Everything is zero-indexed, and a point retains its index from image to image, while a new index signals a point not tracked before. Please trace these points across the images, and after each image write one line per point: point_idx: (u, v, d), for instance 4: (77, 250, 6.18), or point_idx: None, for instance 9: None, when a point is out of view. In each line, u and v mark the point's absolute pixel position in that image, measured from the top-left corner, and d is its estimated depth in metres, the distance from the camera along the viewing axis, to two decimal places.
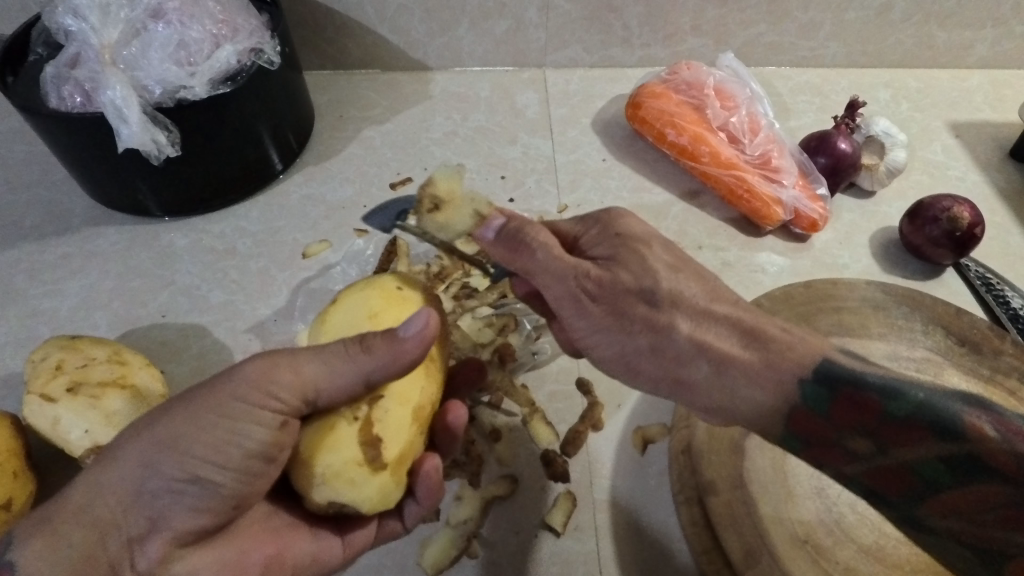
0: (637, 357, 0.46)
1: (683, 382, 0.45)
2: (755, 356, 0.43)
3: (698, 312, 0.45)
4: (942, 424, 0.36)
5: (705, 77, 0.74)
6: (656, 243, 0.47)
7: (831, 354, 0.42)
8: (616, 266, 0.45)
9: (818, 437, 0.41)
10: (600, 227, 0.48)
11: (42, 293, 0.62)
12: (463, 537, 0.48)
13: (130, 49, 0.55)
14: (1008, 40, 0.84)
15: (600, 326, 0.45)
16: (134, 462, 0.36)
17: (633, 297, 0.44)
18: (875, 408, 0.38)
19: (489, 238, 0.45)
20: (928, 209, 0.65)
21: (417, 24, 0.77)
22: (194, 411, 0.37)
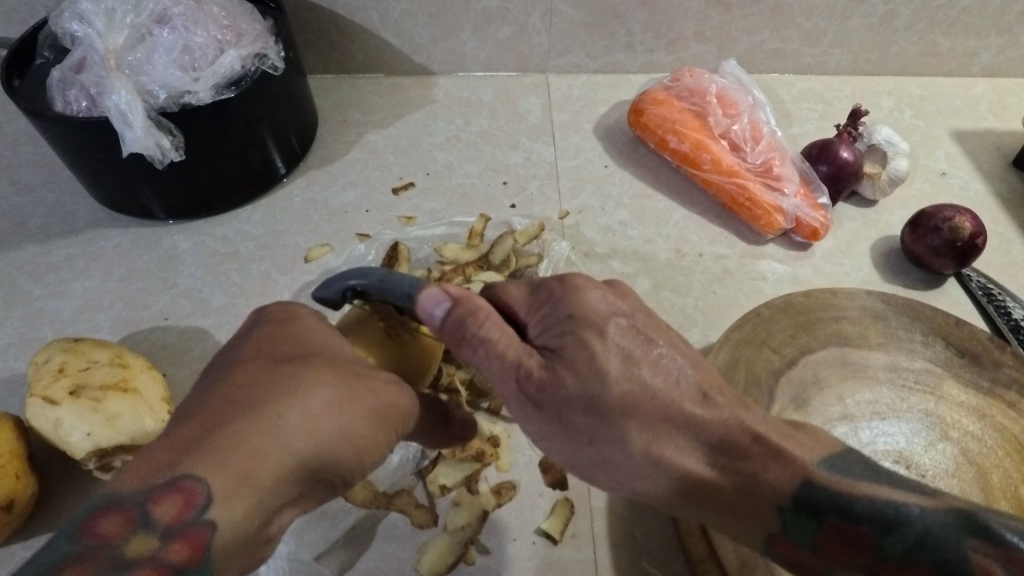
0: (589, 466, 0.39)
1: (641, 493, 0.39)
2: (729, 480, 0.37)
3: (655, 420, 0.37)
4: (944, 562, 0.33)
5: (707, 84, 0.74)
6: (613, 325, 0.38)
7: (809, 470, 0.37)
8: (561, 366, 0.37)
9: (804, 564, 0.37)
10: (552, 303, 0.39)
11: (46, 294, 0.63)
12: (460, 543, 0.48)
13: (135, 54, 0.55)
14: (1013, 48, 0.84)
15: (545, 434, 0.38)
16: (325, 444, 0.37)
17: (577, 405, 0.37)
18: (870, 545, 0.35)
19: (435, 318, 0.38)
20: (930, 218, 0.65)
21: (420, 29, 0.77)
22: (379, 414, 0.39)
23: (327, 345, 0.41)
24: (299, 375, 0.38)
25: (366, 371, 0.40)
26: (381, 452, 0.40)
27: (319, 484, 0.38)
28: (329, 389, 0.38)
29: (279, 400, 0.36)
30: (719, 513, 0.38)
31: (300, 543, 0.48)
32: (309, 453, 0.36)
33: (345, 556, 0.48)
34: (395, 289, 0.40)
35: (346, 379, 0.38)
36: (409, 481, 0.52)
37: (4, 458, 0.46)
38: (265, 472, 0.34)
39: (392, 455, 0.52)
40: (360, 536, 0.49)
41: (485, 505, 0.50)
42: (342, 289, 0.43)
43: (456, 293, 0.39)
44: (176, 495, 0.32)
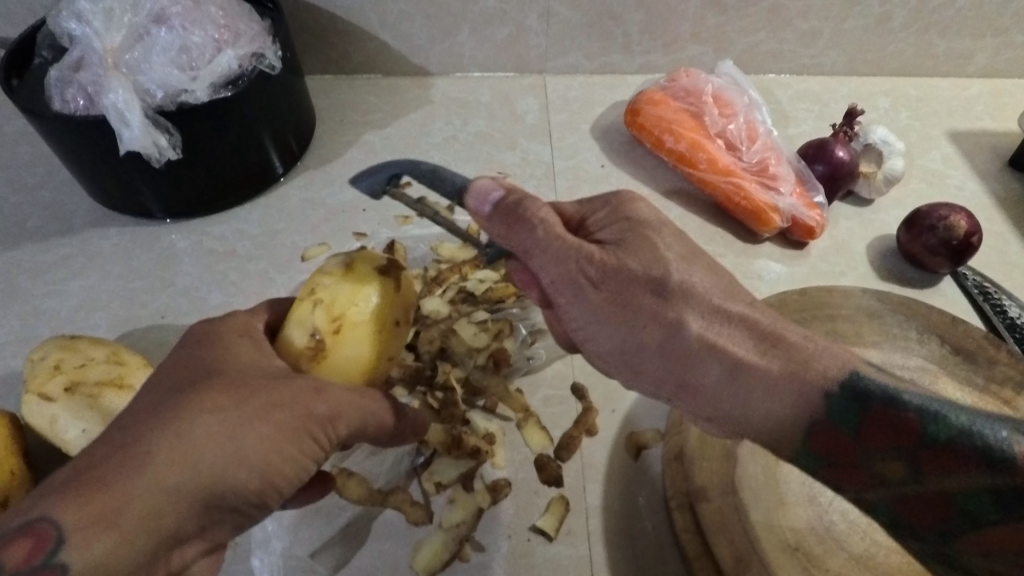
0: (640, 354, 0.42)
1: (691, 387, 0.42)
2: (776, 364, 0.40)
3: (710, 308, 0.42)
4: (988, 453, 0.33)
5: (704, 84, 0.74)
6: (666, 229, 0.45)
7: (860, 367, 0.39)
8: (626, 253, 0.43)
9: (842, 459, 0.39)
10: (609, 210, 0.46)
11: (43, 293, 0.63)
12: (455, 540, 0.48)
13: (133, 54, 0.56)
14: (1009, 49, 0.84)
15: (602, 315, 0.42)
16: (212, 472, 0.35)
17: (641, 286, 0.42)
18: (913, 429, 0.35)
19: (483, 212, 0.42)
20: (926, 217, 0.65)
21: (418, 30, 0.77)
22: (276, 437, 0.36)
23: (230, 362, 0.38)
24: (184, 403, 0.35)
25: (267, 390, 0.37)
26: (292, 474, 0.38)
27: (221, 512, 0.36)
28: (214, 414, 0.35)
29: (153, 435, 0.34)
30: (775, 380, 0.40)
31: (295, 539, 0.49)
32: (195, 484, 0.34)
33: (340, 553, 0.48)
34: (445, 184, 0.43)
35: (241, 402, 0.36)
36: (405, 479, 0.52)
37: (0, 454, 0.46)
38: (132, 513, 0.33)
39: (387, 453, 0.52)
40: (355, 533, 0.49)
41: (481, 502, 0.49)
42: (390, 175, 0.44)
43: (507, 184, 0.43)
44: (30, 537, 0.31)
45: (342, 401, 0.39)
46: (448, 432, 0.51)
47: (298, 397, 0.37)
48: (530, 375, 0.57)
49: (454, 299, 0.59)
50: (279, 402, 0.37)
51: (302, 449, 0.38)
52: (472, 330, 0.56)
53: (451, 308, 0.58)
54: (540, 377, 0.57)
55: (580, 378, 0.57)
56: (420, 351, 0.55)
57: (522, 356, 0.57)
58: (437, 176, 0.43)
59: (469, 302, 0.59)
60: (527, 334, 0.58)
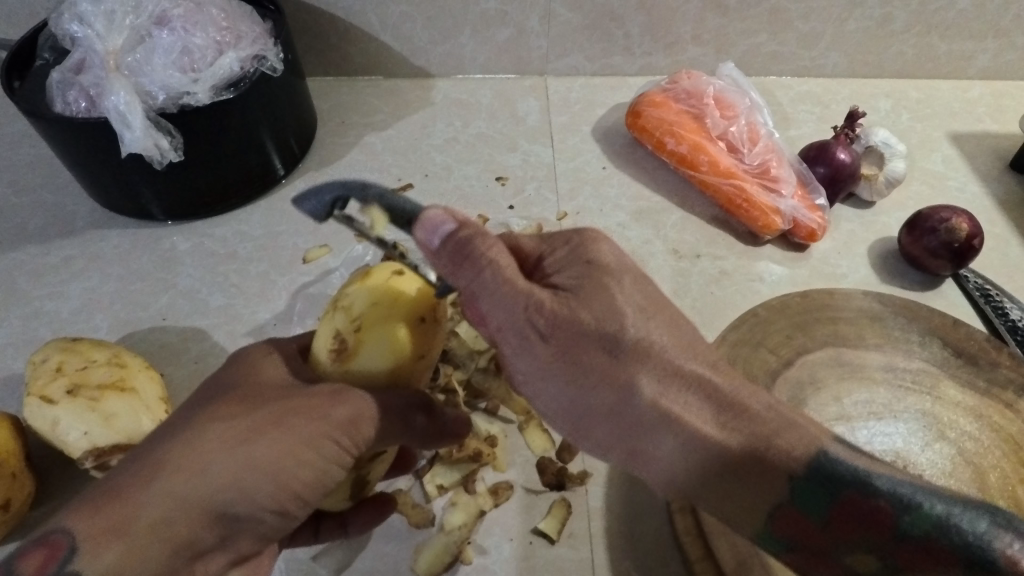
0: (591, 418, 0.40)
1: (640, 454, 0.41)
2: (739, 440, 0.39)
3: (665, 373, 0.40)
4: (969, 555, 0.34)
5: (705, 86, 0.74)
6: (628, 277, 0.42)
7: (827, 445, 0.39)
8: (579, 302, 0.39)
9: (807, 545, 0.40)
10: (569, 250, 0.42)
11: (45, 295, 0.63)
12: (457, 542, 0.48)
13: (134, 56, 0.56)
14: (1010, 51, 0.84)
15: (547, 368, 0.39)
16: (221, 480, 0.36)
17: (594, 345, 0.39)
18: (887, 522, 0.36)
19: (432, 245, 0.39)
20: (926, 220, 0.66)
21: (419, 31, 0.77)
22: (288, 442, 0.38)
23: (252, 379, 0.40)
24: (203, 417, 0.38)
25: (281, 402, 0.39)
26: (310, 478, 0.38)
27: (234, 519, 0.37)
28: (226, 425, 0.37)
29: (170, 447, 0.37)
30: (735, 480, 0.39)
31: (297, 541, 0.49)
32: (202, 493, 0.36)
33: (342, 554, 0.48)
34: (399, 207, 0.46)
35: (252, 413, 0.38)
36: (406, 480, 0.52)
37: (2, 456, 0.46)
38: (139, 523, 0.35)
39: None
40: (356, 535, 0.49)
41: (483, 505, 0.50)
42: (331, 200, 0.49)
43: (463, 218, 0.39)
44: (43, 548, 0.34)
45: (362, 404, 0.39)
46: None
47: (310, 403, 0.39)
48: None
49: None
50: (290, 411, 0.38)
51: (322, 454, 0.38)
52: (471, 333, 0.56)
53: None
54: None
55: None
56: None
57: None
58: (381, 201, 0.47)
59: None
60: None
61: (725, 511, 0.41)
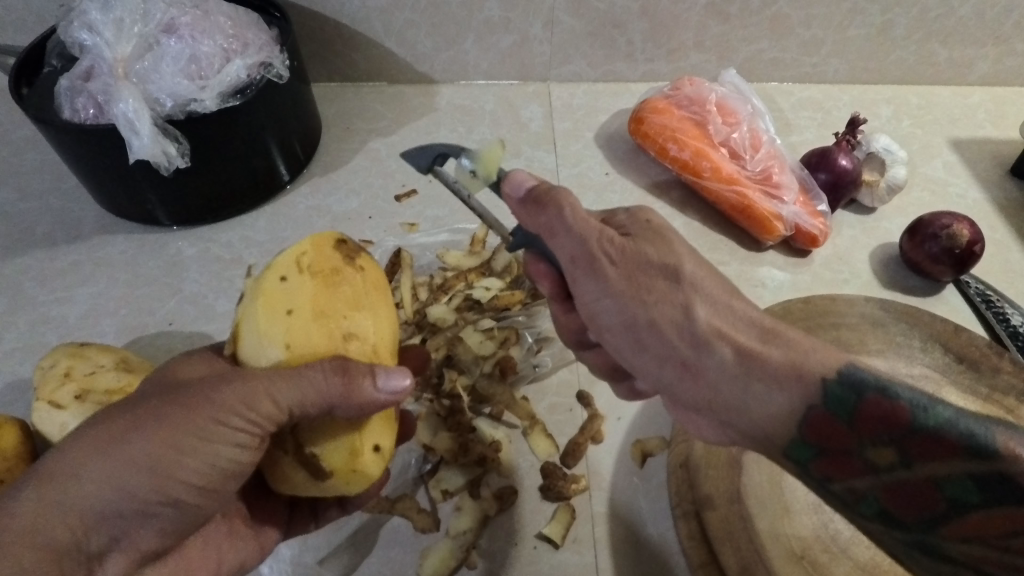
0: (642, 331, 0.42)
1: (692, 369, 0.41)
2: (777, 352, 0.39)
3: (718, 302, 0.41)
4: (974, 441, 0.32)
5: (707, 92, 0.75)
6: (679, 239, 0.45)
7: (855, 360, 0.37)
8: (644, 242, 0.43)
9: (834, 447, 0.36)
10: (629, 217, 0.46)
11: (51, 300, 0.63)
12: (462, 547, 0.48)
13: (143, 63, 0.56)
14: (1010, 58, 0.85)
15: (613, 291, 0.42)
16: (93, 483, 0.35)
17: (654, 271, 0.42)
18: (904, 420, 0.33)
19: (517, 195, 0.43)
20: (928, 226, 0.66)
21: (423, 38, 0.78)
22: (169, 434, 0.36)
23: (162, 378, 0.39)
24: (85, 422, 0.37)
25: (172, 394, 0.37)
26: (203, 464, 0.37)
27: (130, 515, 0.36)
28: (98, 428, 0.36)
29: (53, 456, 0.36)
30: (761, 386, 0.38)
31: (303, 547, 0.49)
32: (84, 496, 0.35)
33: (348, 559, 0.48)
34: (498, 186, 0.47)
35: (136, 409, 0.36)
36: (413, 486, 0.52)
37: (10, 462, 0.46)
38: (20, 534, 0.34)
39: (394, 461, 0.53)
40: (362, 541, 0.49)
41: (487, 510, 0.50)
42: (436, 154, 0.47)
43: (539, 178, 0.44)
44: None
45: (247, 381, 0.36)
46: (456, 440, 0.52)
47: (195, 392, 0.37)
48: (535, 383, 0.57)
49: (460, 307, 0.59)
50: (173, 400, 0.36)
51: (218, 440, 0.36)
52: (478, 340, 0.56)
53: (458, 316, 0.58)
54: (546, 385, 0.58)
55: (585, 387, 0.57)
56: (426, 359, 0.56)
57: (528, 364, 0.58)
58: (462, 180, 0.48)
59: (475, 309, 0.58)
60: (533, 342, 0.59)
61: (758, 435, 0.39)
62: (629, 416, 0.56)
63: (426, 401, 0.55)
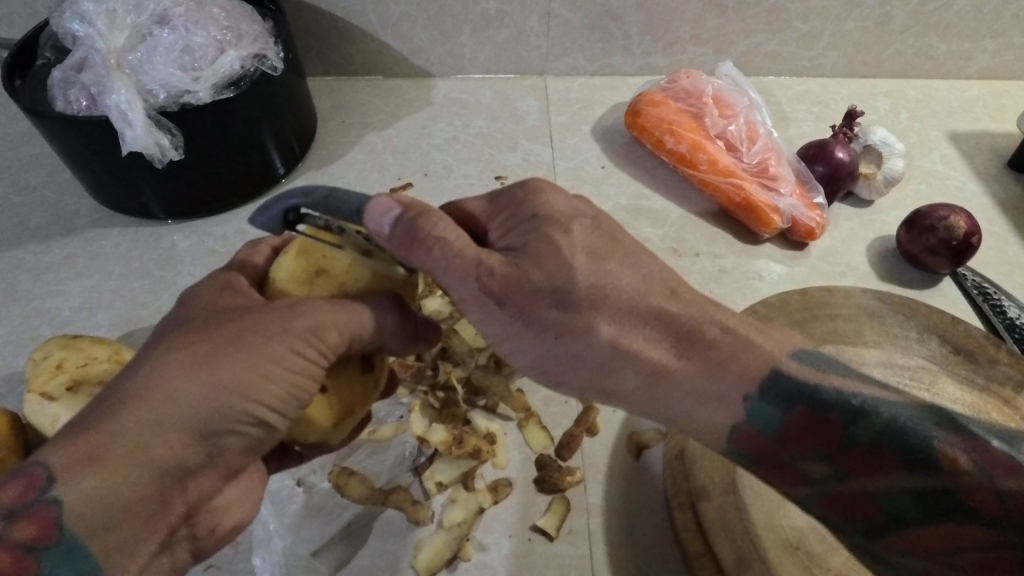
0: (560, 366, 0.39)
1: (609, 392, 0.40)
2: (694, 366, 0.39)
3: (625, 312, 0.38)
4: (912, 456, 0.35)
5: (704, 85, 0.75)
6: (577, 224, 0.39)
7: (782, 363, 0.39)
8: (527, 262, 0.38)
9: (766, 456, 0.39)
10: (518, 205, 0.40)
11: (45, 293, 0.63)
12: (457, 539, 0.48)
13: (136, 54, 0.56)
14: (1008, 51, 0.85)
15: (511, 332, 0.38)
16: (185, 404, 0.35)
17: (544, 300, 0.37)
18: (837, 434, 0.37)
19: (381, 233, 0.36)
20: (925, 218, 0.66)
21: (419, 31, 0.78)
22: (253, 358, 0.37)
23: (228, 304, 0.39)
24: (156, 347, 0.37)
25: (248, 323, 0.37)
26: (279, 391, 0.37)
27: (226, 435, 0.37)
28: (178, 353, 0.36)
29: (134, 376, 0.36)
30: (691, 399, 0.39)
31: (296, 538, 0.49)
32: (179, 418, 0.35)
33: (342, 551, 0.48)
34: (342, 206, 0.37)
35: (223, 339, 0.36)
36: (406, 479, 0.52)
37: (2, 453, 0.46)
38: (122, 453, 0.34)
39: (388, 452, 0.53)
40: (356, 532, 0.49)
41: (482, 502, 0.49)
42: (282, 209, 0.38)
43: (406, 200, 0.37)
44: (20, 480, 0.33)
45: (319, 312, 0.38)
46: (450, 432, 0.51)
47: (276, 320, 0.37)
48: (531, 375, 0.57)
49: None
50: (249, 330, 0.37)
51: (296, 366, 0.38)
52: (473, 332, 0.55)
53: (453, 308, 0.58)
54: None
55: None
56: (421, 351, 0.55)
57: None
58: (332, 201, 0.37)
59: None
60: None
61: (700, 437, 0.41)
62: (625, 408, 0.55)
63: (420, 393, 0.55)
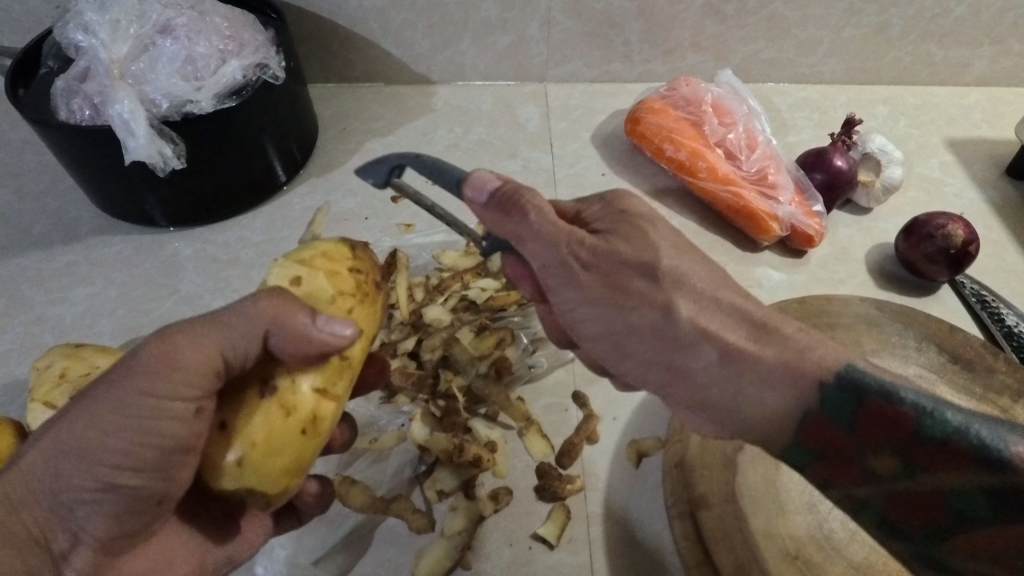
0: (635, 336, 0.43)
1: (680, 370, 0.42)
2: (770, 353, 0.40)
3: (702, 297, 0.42)
4: (984, 452, 0.32)
5: (703, 93, 0.75)
6: (663, 224, 0.45)
7: (855, 360, 0.39)
8: (618, 239, 0.43)
9: (835, 451, 0.38)
10: (605, 205, 0.46)
11: (48, 301, 0.63)
12: (457, 547, 0.48)
13: (138, 64, 0.56)
14: (1006, 58, 0.85)
15: (589, 296, 0.43)
16: (40, 471, 0.36)
17: (630, 269, 0.42)
18: (908, 426, 0.35)
19: (480, 201, 0.43)
20: (923, 226, 0.66)
21: (420, 39, 0.78)
22: (93, 412, 0.35)
23: (127, 361, 0.39)
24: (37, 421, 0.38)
25: (112, 375, 0.36)
26: (145, 443, 0.36)
27: (101, 495, 0.36)
28: (50, 415, 0.36)
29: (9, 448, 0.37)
30: (750, 389, 0.40)
31: (298, 547, 0.49)
32: (46, 480, 0.36)
33: (342, 561, 0.49)
34: (444, 175, 0.44)
35: (85, 396, 0.36)
36: (408, 486, 0.52)
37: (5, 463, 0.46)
38: None
39: (389, 462, 0.53)
40: (357, 542, 0.49)
41: (482, 510, 0.49)
42: (390, 167, 0.45)
43: (504, 177, 0.43)
44: None
45: (165, 342, 0.36)
46: (451, 440, 0.52)
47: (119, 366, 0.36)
48: (532, 383, 0.58)
49: (458, 308, 0.59)
50: (110, 380, 0.36)
51: (153, 415, 0.36)
52: (474, 339, 0.56)
53: (455, 317, 0.59)
54: (542, 385, 0.58)
55: (581, 387, 0.57)
56: (422, 360, 0.56)
57: (524, 365, 0.58)
58: (437, 168, 0.44)
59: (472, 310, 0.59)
60: (529, 342, 0.59)
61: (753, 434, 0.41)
62: (625, 416, 0.56)
63: (422, 402, 0.55)
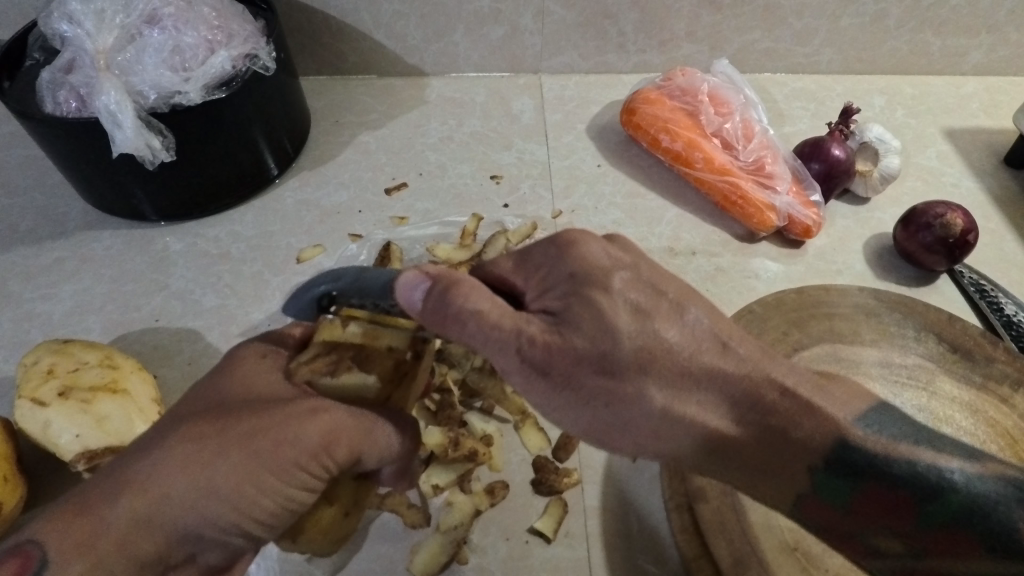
0: (608, 429, 0.39)
1: (654, 452, 0.39)
2: (751, 433, 0.38)
3: (671, 377, 0.37)
4: (992, 539, 0.33)
5: (700, 83, 0.74)
6: (618, 278, 0.39)
7: (846, 432, 0.37)
8: (568, 329, 0.37)
9: (835, 529, 0.38)
10: (557, 262, 0.40)
11: (36, 297, 0.62)
12: (453, 542, 0.47)
13: (125, 55, 0.55)
14: (1004, 46, 0.84)
15: (560, 402, 0.38)
16: (177, 502, 0.36)
17: (587, 367, 0.37)
18: (908, 514, 0.35)
19: (415, 303, 0.38)
20: (922, 215, 0.65)
21: (412, 30, 0.77)
22: (254, 469, 0.37)
23: (252, 394, 0.40)
24: (160, 438, 0.38)
25: (263, 427, 0.38)
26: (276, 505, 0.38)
27: (217, 538, 0.38)
28: (194, 443, 0.37)
29: (141, 464, 0.37)
30: (739, 464, 0.38)
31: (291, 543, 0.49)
32: (176, 510, 0.36)
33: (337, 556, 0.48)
34: (372, 287, 0.40)
35: (233, 445, 0.37)
36: None
37: None
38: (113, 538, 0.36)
39: None
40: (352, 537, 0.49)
41: (478, 504, 0.49)
42: (314, 296, 0.41)
43: (435, 272, 0.39)
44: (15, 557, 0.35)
45: (338, 427, 0.39)
46: (446, 434, 0.50)
47: (284, 430, 0.38)
48: None
49: None
50: (259, 435, 0.38)
51: (296, 482, 0.38)
52: None
53: None
54: None
55: None
56: None
57: None
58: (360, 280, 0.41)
59: None
60: None
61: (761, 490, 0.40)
62: None
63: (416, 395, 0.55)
